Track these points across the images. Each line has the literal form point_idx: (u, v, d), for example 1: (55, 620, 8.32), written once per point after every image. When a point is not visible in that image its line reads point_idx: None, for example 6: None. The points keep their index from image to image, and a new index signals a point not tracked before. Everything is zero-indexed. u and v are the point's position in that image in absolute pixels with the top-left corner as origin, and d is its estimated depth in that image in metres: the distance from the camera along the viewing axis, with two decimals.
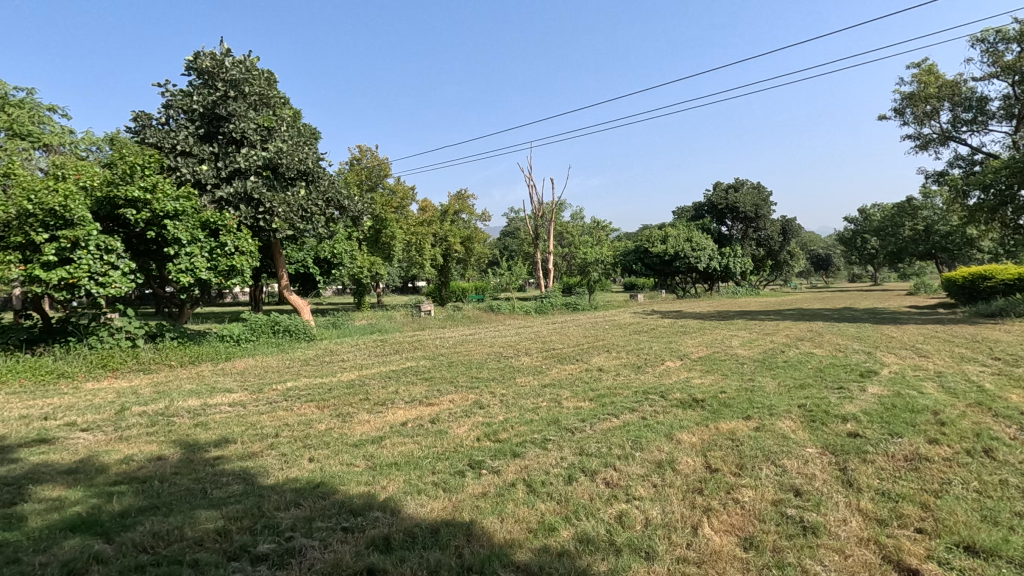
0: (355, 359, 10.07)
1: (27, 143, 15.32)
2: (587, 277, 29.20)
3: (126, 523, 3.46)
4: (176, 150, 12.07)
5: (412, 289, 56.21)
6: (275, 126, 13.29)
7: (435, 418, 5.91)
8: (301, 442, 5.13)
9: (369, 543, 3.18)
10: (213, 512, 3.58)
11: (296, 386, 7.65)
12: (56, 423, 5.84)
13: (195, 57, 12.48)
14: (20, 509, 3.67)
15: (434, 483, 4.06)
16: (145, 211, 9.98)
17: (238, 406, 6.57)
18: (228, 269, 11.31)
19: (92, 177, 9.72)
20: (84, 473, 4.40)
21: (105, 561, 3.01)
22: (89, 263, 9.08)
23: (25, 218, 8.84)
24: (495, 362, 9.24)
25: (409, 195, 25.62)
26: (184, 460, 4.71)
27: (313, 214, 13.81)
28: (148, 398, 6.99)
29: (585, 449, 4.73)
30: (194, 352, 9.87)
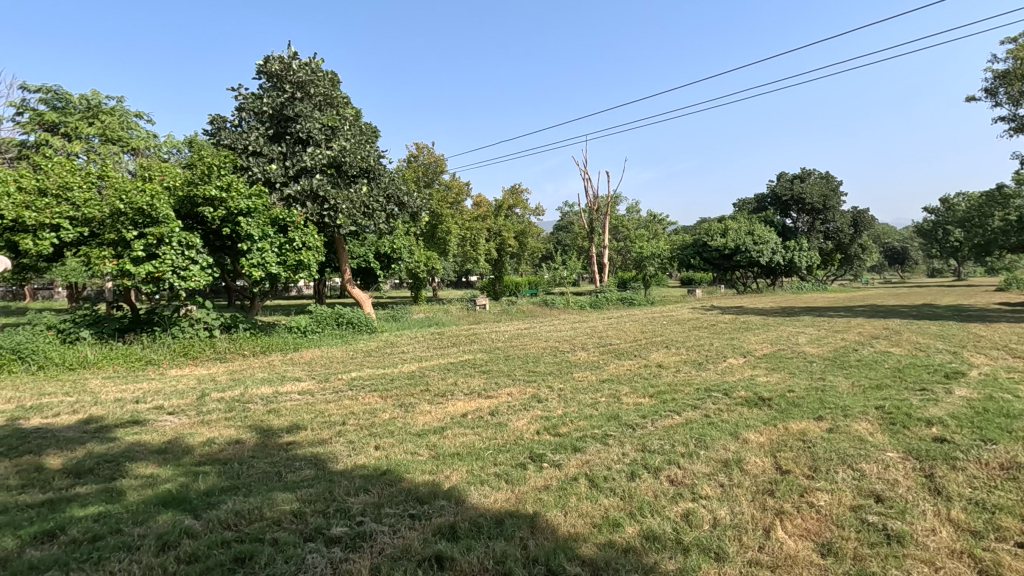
0: (414, 351, 10.31)
1: (117, 146, 16.70)
2: (643, 272, 28.67)
3: (212, 502, 3.70)
4: (248, 150, 12.70)
5: (467, 285, 56.99)
6: (339, 125, 13.78)
7: (494, 410, 5.97)
8: (368, 431, 5.31)
9: (436, 530, 3.26)
10: (289, 495, 3.76)
11: (360, 376, 7.92)
12: (147, 406, 6.31)
13: (265, 61, 13.11)
14: (119, 484, 3.99)
15: (497, 475, 4.11)
16: (221, 209, 10.55)
17: (306, 395, 6.87)
18: (296, 264, 11.83)
19: (174, 177, 10.37)
20: (172, 453, 4.73)
21: (194, 535, 3.23)
22: (172, 258, 9.73)
23: (118, 217, 9.61)
24: (552, 357, 9.24)
25: (464, 191, 25.97)
26: (260, 445, 4.98)
27: (374, 210, 14.24)
28: (225, 385, 7.44)
29: (647, 446, 4.65)
30: (265, 343, 10.39)
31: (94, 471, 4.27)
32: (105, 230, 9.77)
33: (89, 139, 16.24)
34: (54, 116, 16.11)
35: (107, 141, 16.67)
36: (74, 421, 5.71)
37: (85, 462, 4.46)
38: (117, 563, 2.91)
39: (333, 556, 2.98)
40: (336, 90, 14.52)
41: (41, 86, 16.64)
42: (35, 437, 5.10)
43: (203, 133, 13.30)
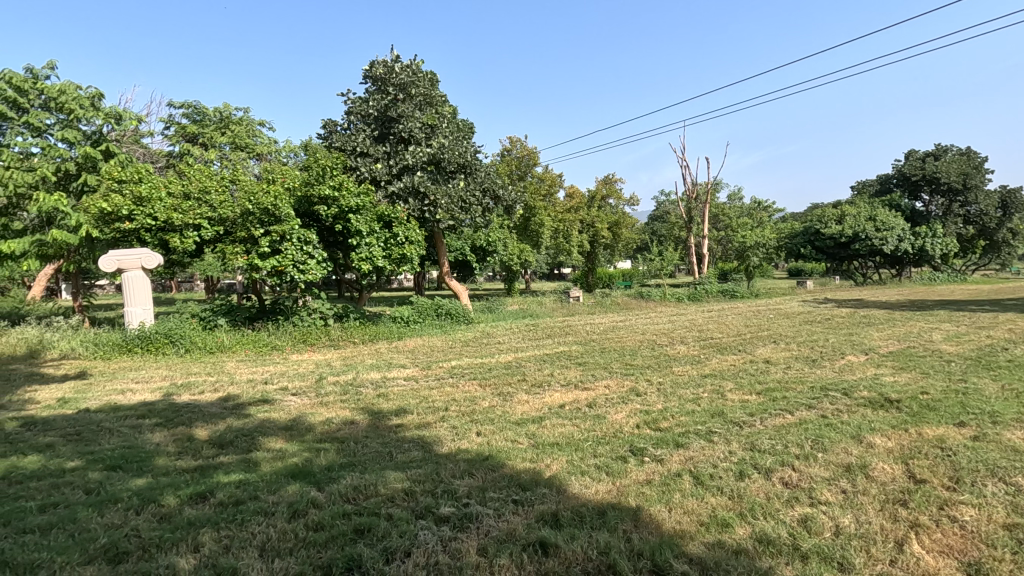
0: (510, 342, 10.49)
1: (244, 153, 18.52)
2: (745, 262, 27.07)
3: (332, 476, 4.02)
4: (356, 151, 13.55)
5: (559, 277, 57.01)
6: (438, 123, 14.29)
7: (592, 402, 5.95)
8: (469, 417, 5.50)
9: (539, 517, 3.32)
10: (400, 474, 4.00)
11: (460, 365, 8.22)
12: (274, 387, 6.99)
13: (371, 66, 13.91)
14: (255, 456, 4.47)
15: (597, 466, 4.09)
16: (334, 207, 11.38)
17: (411, 381, 7.24)
18: (400, 258, 12.50)
19: (294, 179, 11.32)
20: (297, 430, 5.20)
21: (319, 506, 3.52)
22: (293, 253, 10.65)
23: (247, 217, 10.67)
24: (649, 350, 9.04)
25: (557, 183, 25.92)
26: (371, 426, 5.33)
27: (471, 205, 14.65)
28: (338, 369, 8.04)
29: (757, 445, 4.40)
30: (373, 331, 11.08)
31: (233, 443, 4.80)
32: (237, 228, 10.88)
33: (222, 147, 18.12)
34: (194, 128, 18.13)
35: (237, 148, 18.54)
36: (215, 398, 6.46)
37: (226, 434, 5.03)
38: (257, 525, 3.25)
39: (442, 534, 3.13)
40: (435, 89, 15.03)
41: (184, 101, 18.73)
42: (186, 411, 5.83)
43: (317, 136, 14.36)
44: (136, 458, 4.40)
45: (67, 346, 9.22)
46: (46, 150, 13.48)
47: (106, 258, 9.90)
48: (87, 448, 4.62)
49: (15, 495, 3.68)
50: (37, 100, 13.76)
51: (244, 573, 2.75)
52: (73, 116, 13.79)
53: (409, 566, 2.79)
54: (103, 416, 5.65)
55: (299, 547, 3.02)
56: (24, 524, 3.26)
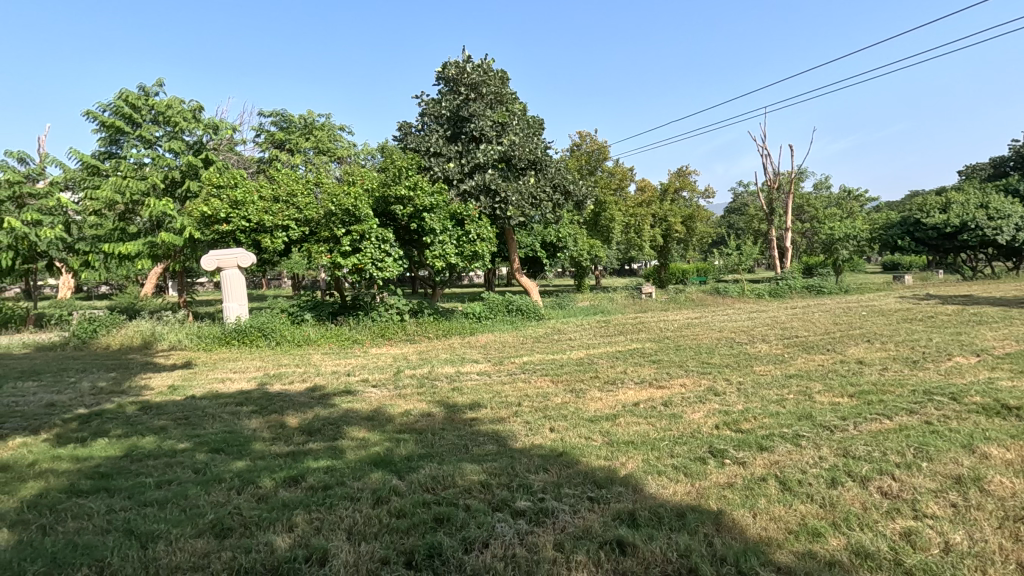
0: (582, 338, 10.43)
1: (326, 156, 19.53)
2: (832, 256, 25.28)
3: (412, 466, 4.17)
4: (430, 151, 13.92)
5: (630, 273, 55.84)
6: (509, 121, 14.40)
7: (668, 401, 5.80)
8: (542, 413, 5.52)
9: (616, 515, 3.28)
10: (476, 467, 4.08)
11: (532, 361, 8.26)
12: (356, 378, 7.35)
13: (444, 68, 14.24)
14: (340, 444, 4.72)
15: (675, 466, 3.98)
16: (409, 207, 11.79)
17: (483, 376, 7.36)
18: (472, 254, 12.71)
19: (372, 181, 11.83)
20: (378, 421, 5.43)
21: (401, 494, 3.67)
22: (372, 252, 11.12)
23: (330, 217, 11.26)
24: (728, 348, 8.68)
25: (628, 177, 25.39)
26: (447, 418, 5.47)
27: (542, 201, 14.66)
28: (415, 363, 8.32)
29: (850, 451, 4.11)
30: (446, 327, 11.37)
31: (321, 431, 5.09)
32: (321, 229, 11.51)
33: (306, 152, 19.18)
34: (282, 135, 19.32)
35: (319, 152, 19.59)
36: (304, 388, 6.88)
37: (314, 422, 5.35)
38: (344, 509, 3.44)
39: (519, 527, 3.17)
40: (506, 87, 15.12)
41: (273, 110, 19.98)
42: (278, 400, 6.26)
43: (393, 138, 14.90)
44: (236, 442, 4.78)
45: (174, 338, 10.14)
46: (156, 160, 14.86)
47: (208, 258, 10.78)
48: (195, 432, 5.07)
49: (137, 471, 4.11)
50: (148, 115, 15.15)
51: (334, 554, 2.91)
52: (178, 128, 15.09)
53: (487, 557, 2.85)
54: (207, 402, 6.17)
55: (383, 532, 3.16)
56: (145, 497, 3.63)
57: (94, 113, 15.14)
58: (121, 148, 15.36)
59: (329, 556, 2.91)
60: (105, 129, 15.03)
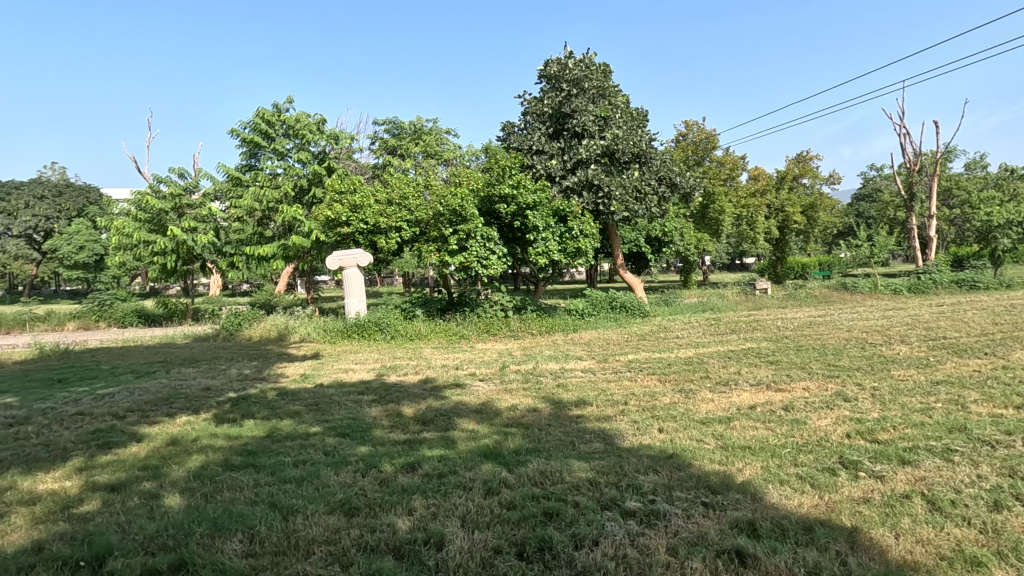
0: (691, 337, 10.00)
1: (434, 159, 20.41)
2: (989, 246, 22.01)
3: (520, 459, 4.26)
4: (533, 150, 14.07)
5: (742, 268, 52.66)
6: (611, 115, 14.16)
7: (789, 405, 5.39)
8: (650, 413, 5.38)
9: (733, 524, 3.12)
10: (584, 464, 4.07)
11: (637, 359, 8.08)
12: (464, 372, 7.65)
13: (545, 65, 14.28)
14: (453, 435, 4.93)
15: (799, 476, 3.70)
16: (513, 205, 12.02)
17: (588, 373, 7.32)
18: (575, 251, 12.69)
19: (477, 181, 12.18)
20: (486, 414, 5.61)
21: (510, 486, 3.76)
22: (477, 250, 11.46)
23: (439, 217, 11.77)
24: (859, 349, 7.89)
25: (739, 166, 23.93)
26: (553, 415, 5.52)
27: (646, 194, 14.27)
28: (520, 359, 8.48)
29: (1018, 472, 3.56)
30: (550, 323, 11.43)
31: (434, 422, 5.36)
32: (430, 229, 12.04)
33: (415, 157, 20.19)
34: (394, 142, 20.53)
35: (428, 156, 20.52)
36: (417, 380, 7.29)
37: (427, 413, 5.64)
38: (457, 497, 3.59)
39: (630, 527, 3.12)
40: (609, 80, 14.83)
41: (386, 119, 21.30)
42: (395, 390, 6.68)
43: (496, 138, 15.25)
44: (359, 428, 5.17)
45: (304, 331, 11.19)
46: (287, 170, 16.46)
47: (332, 258, 11.77)
48: (324, 417, 5.57)
49: (277, 451, 4.60)
50: (281, 129, 16.82)
51: (450, 539, 3.06)
52: (305, 140, 16.60)
53: (598, 555, 2.84)
54: (333, 390, 6.75)
55: (495, 522, 3.26)
56: (285, 474, 4.05)
57: (238, 131, 17.14)
58: (258, 160, 17.18)
59: (445, 541, 3.05)
60: (246, 144, 16.94)
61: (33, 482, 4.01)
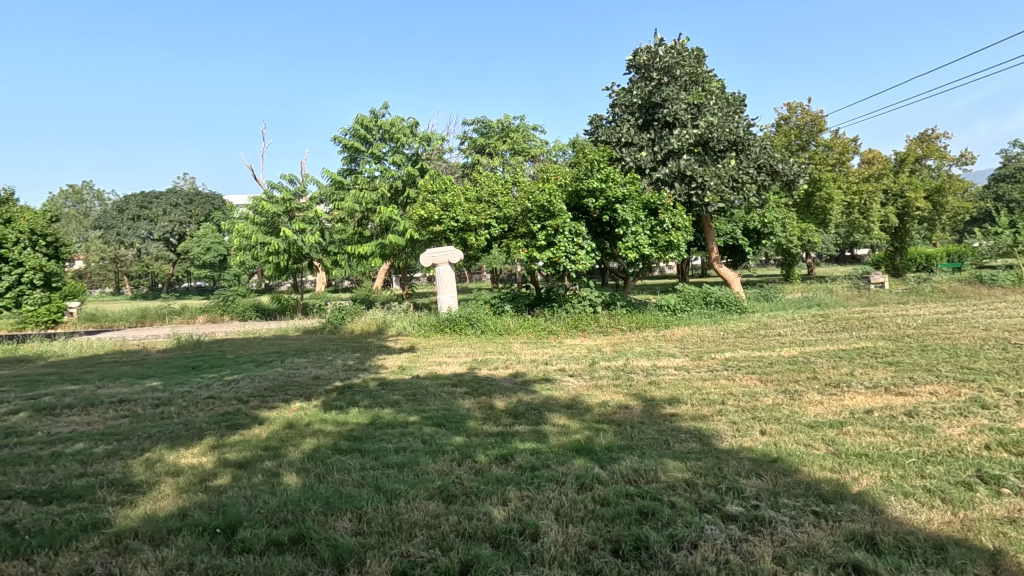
0: (795, 334, 9.34)
1: (521, 156, 20.61)
2: None
3: (613, 456, 4.21)
4: (621, 142, 13.80)
5: (853, 260, 48.43)
6: (705, 101, 13.53)
7: (913, 410, 4.90)
8: (751, 414, 5.10)
9: (850, 536, 2.89)
10: (680, 464, 3.94)
11: (735, 357, 7.68)
12: (554, 367, 7.67)
13: (635, 55, 13.92)
14: (544, 428, 4.98)
15: (927, 489, 3.35)
16: (602, 199, 11.86)
17: (682, 371, 7.08)
18: (667, 245, 12.32)
19: (565, 176, 12.15)
20: (577, 409, 5.60)
21: (604, 482, 3.73)
22: (565, 245, 11.44)
23: (527, 214, 11.87)
24: (1000, 351, 6.99)
25: (851, 149, 21.95)
26: (646, 412, 5.40)
27: (743, 183, 13.53)
28: (609, 355, 8.37)
29: None
30: (640, 319, 11.16)
31: (525, 415, 5.44)
32: (518, 225, 12.17)
33: (503, 154, 20.51)
34: (483, 141, 20.95)
35: (515, 153, 20.75)
36: (508, 374, 7.42)
37: (519, 406, 5.73)
38: (551, 491, 3.62)
39: (732, 532, 2.98)
40: (702, 66, 14.19)
41: (475, 119, 21.78)
42: (486, 383, 6.85)
43: (584, 133, 15.13)
44: (454, 419, 5.36)
45: (401, 325, 11.77)
46: (383, 173, 17.35)
47: (425, 255, 12.29)
48: (421, 407, 5.84)
49: (380, 437, 4.88)
50: (378, 134, 17.75)
51: (544, 531, 3.10)
52: (400, 143, 17.42)
53: (697, 558, 2.75)
54: (428, 382, 7.05)
55: (589, 517, 3.25)
56: (387, 459, 4.29)
57: (340, 138, 18.26)
58: (358, 164, 18.20)
59: (540, 533, 3.10)
60: (346, 150, 18.04)
61: (177, 456, 4.56)
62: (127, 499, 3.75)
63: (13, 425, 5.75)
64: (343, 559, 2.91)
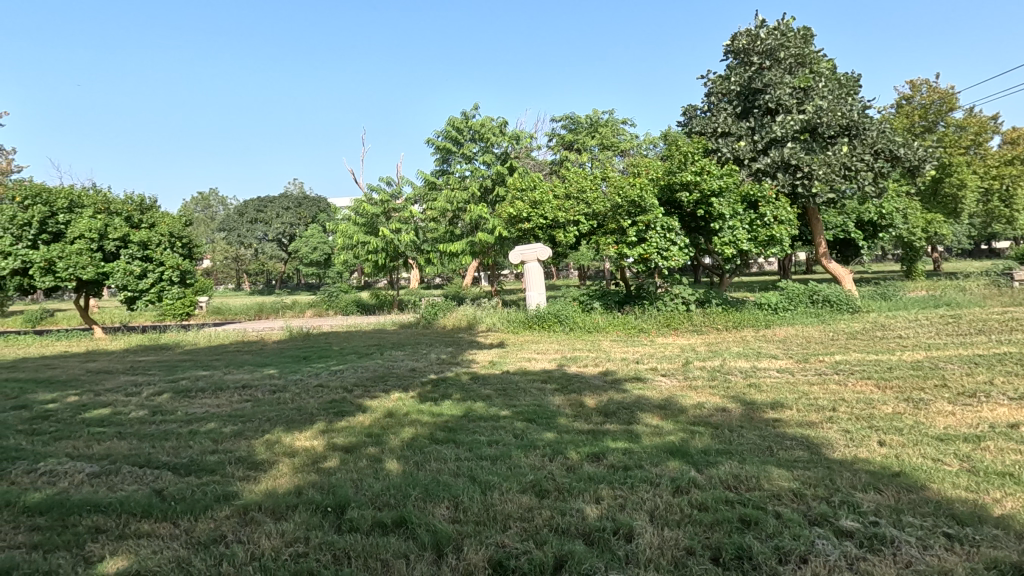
0: (919, 337, 8.43)
1: (610, 151, 20.29)
2: None
3: (710, 460, 4.04)
4: (718, 133, 13.17)
5: (991, 254, 42.80)
6: (813, 84, 12.57)
7: None
8: (867, 422, 4.69)
9: (990, 564, 2.57)
10: (785, 473, 3.70)
11: (847, 360, 7.06)
12: (645, 366, 7.49)
13: (733, 40, 13.20)
14: (636, 429, 4.88)
15: None
16: (696, 192, 11.38)
17: (785, 374, 6.65)
18: (768, 240, 11.62)
19: (657, 170, 11.80)
20: (671, 410, 5.44)
21: (701, 487, 3.60)
22: (657, 241, 11.13)
23: (617, 210, 11.68)
24: None
25: (989, 128, 19.42)
26: (746, 416, 5.13)
27: (857, 171, 12.42)
28: (705, 355, 8.02)
29: None
30: (737, 318, 10.59)
31: (617, 414, 5.36)
32: (608, 221, 11.99)
33: (592, 150, 20.30)
34: (571, 137, 20.85)
35: (604, 148, 20.47)
36: (598, 372, 7.34)
37: (610, 405, 5.66)
38: (645, 492, 3.55)
39: (847, 549, 2.76)
40: (809, 46, 13.16)
41: (563, 115, 21.65)
42: (576, 380, 6.85)
43: (676, 125, 14.61)
44: (544, 415, 5.41)
45: (491, 321, 12.04)
46: (474, 172, 17.79)
47: (515, 253, 12.51)
48: (512, 402, 5.95)
49: (473, 430, 5.03)
50: (469, 135, 18.23)
51: (639, 532, 3.05)
52: (489, 143, 17.79)
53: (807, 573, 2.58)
54: (518, 377, 7.16)
55: (686, 522, 3.15)
56: (481, 452, 4.41)
57: (433, 140, 18.95)
58: (449, 165, 18.75)
59: (635, 533, 3.05)
60: (439, 151, 18.68)
61: (292, 438, 4.98)
62: (251, 475, 4.15)
63: (159, 404, 6.58)
64: (441, 544, 3.04)
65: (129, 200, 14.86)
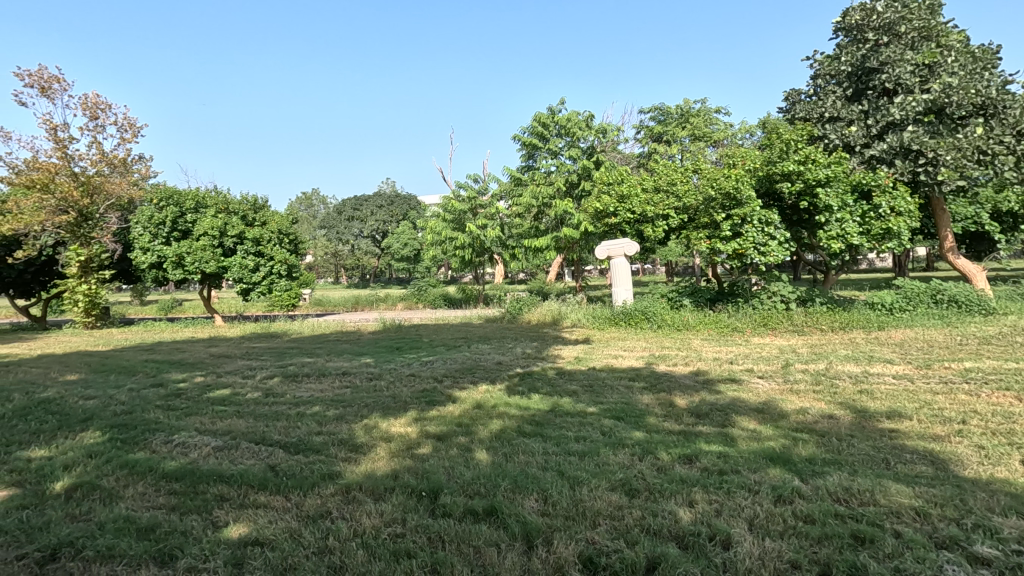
0: None
1: (703, 142, 19.42)
2: None
3: (816, 470, 3.77)
4: (825, 118, 12.22)
5: None
6: (940, 60, 11.29)
7: None
8: (1005, 439, 4.16)
9: None
10: (906, 489, 3.37)
11: (979, 369, 6.29)
12: (741, 367, 7.11)
13: (844, 16, 12.18)
14: (732, 432, 4.64)
15: None
16: (799, 182, 10.61)
17: (902, 381, 6.04)
18: (883, 233, 10.62)
19: (755, 160, 11.14)
20: (770, 414, 5.12)
21: (806, 498, 3.36)
22: (754, 235, 10.51)
23: (710, 203, 11.18)
24: None
25: None
26: (857, 425, 4.73)
27: (993, 155, 11.01)
28: (808, 358, 7.47)
29: None
30: (845, 318, 9.76)
31: (710, 416, 5.14)
32: (700, 215, 11.51)
33: (683, 141, 19.54)
34: (660, 128, 20.21)
35: (696, 138, 19.64)
36: (689, 371, 7.08)
37: (703, 406, 5.43)
38: (742, 499, 3.38)
39: None
40: (937, 17, 11.80)
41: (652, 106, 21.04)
42: (666, 379, 6.64)
43: (778, 111, 13.71)
44: (633, 414, 5.30)
45: (576, 317, 11.98)
46: (559, 167, 17.73)
47: (601, 248, 12.34)
48: (600, 399, 5.88)
49: (560, 425, 5.03)
50: (555, 130, 18.19)
51: (737, 540, 2.90)
52: (575, 137, 17.65)
53: None
54: (605, 374, 7.06)
55: (790, 533, 2.96)
56: (569, 447, 4.41)
57: (519, 136, 19.11)
58: (535, 161, 18.85)
59: (732, 541, 2.91)
60: (525, 147, 18.78)
61: (388, 425, 5.25)
62: (352, 456, 4.43)
63: (271, 387, 7.19)
64: (531, 536, 3.07)
65: (245, 200, 16.34)
